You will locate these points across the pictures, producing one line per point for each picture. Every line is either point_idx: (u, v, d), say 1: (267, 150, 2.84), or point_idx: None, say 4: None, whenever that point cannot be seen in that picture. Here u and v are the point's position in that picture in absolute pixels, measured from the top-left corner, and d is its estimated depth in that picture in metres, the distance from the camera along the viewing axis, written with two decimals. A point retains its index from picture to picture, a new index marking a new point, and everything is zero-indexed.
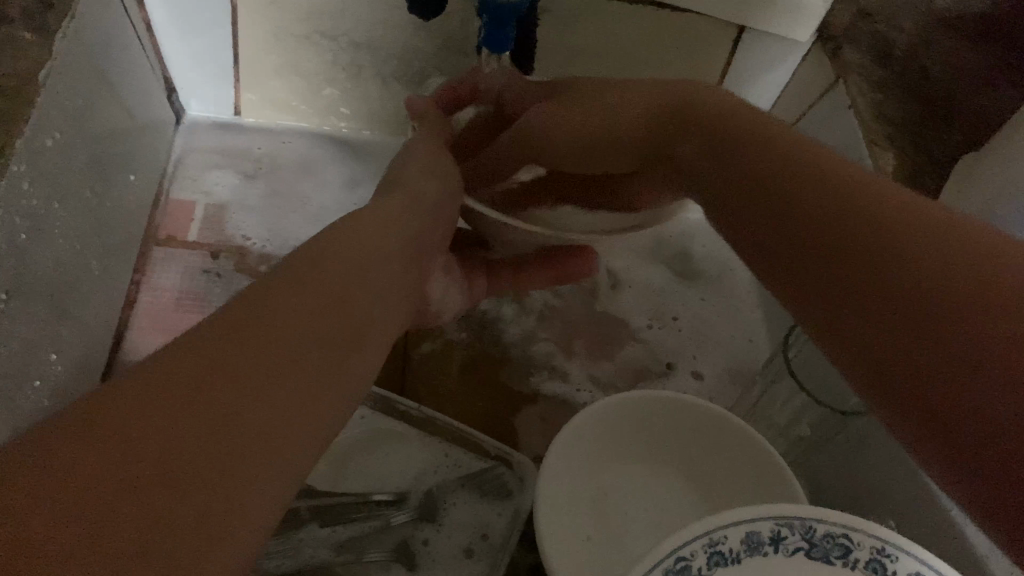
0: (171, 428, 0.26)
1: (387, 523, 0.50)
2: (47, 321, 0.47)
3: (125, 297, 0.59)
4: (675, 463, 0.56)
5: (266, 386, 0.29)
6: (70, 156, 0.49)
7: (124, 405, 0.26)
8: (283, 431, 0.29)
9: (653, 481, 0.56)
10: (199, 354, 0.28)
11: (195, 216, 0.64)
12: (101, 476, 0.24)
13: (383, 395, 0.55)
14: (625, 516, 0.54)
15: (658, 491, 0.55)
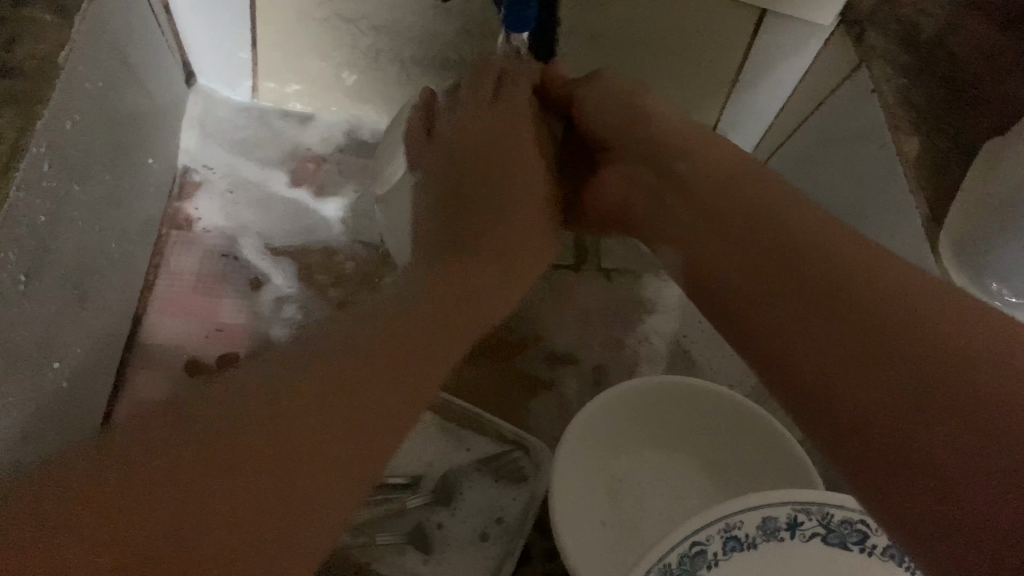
0: (255, 480, 0.28)
1: (403, 507, 0.50)
2: (67, 302, 0.47)
3: (144, 281, 0.60)
4: (690, 452, 0.56)
5: (300, 437, 0.30)
6: (92, 138, 0.49)
7: (185, 455, 0.27)
8: (323, 476, 0.30)
9: (667, 467, 0.56)
10: (262, 414, 0.30)
11: (209, 203, 0.64)
12: (136, 516, 0.25)
13: None
14: (639, 503, 0.54)
15: (672, 477, 0.55)
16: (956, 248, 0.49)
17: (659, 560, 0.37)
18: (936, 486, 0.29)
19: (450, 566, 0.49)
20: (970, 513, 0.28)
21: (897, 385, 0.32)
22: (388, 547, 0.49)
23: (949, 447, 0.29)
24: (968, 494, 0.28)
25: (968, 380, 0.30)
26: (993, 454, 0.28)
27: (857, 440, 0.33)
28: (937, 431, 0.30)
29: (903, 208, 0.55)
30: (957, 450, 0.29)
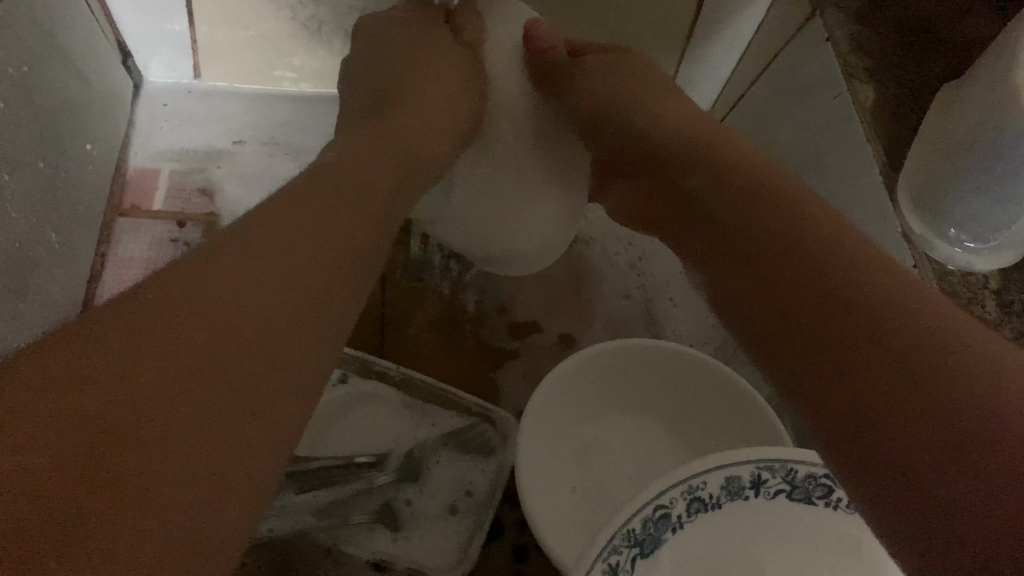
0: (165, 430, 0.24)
1: (370, 486, 0.49)
2: (6, 299, 0.46)
3: (91, 270, 0.58)
4: (658, 409, 0.55)
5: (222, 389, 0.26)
6: (21, 126, 0.47)
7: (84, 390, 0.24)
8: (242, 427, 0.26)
9: (635, 431, 0.56)
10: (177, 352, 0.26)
11: (158, 185, 0.63)
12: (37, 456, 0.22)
13: (357, 356, 0.53)
14: (607, 462, 0.55)
15: (640, 435, 0.56)
16: (914, 197, 0.49)
17: (624, 525, 0.36)
18: (877, 424, 0.25)
19: (421, 541, 0.49)
20: (920, 466, 0.24)
21: (846, 327, 0.28)
22: (356, 525, 0.48)
23: (890, 390, 0.26)
24: (903, 434, 0.25)
25: (887, 321, 0.27)
26: (934, 395, 0.25)
27: (804, 373, 0.29)
28: (878, 365, 0.26)
29: (857, 159, 0.55)
30: (894, 387, 0.26)
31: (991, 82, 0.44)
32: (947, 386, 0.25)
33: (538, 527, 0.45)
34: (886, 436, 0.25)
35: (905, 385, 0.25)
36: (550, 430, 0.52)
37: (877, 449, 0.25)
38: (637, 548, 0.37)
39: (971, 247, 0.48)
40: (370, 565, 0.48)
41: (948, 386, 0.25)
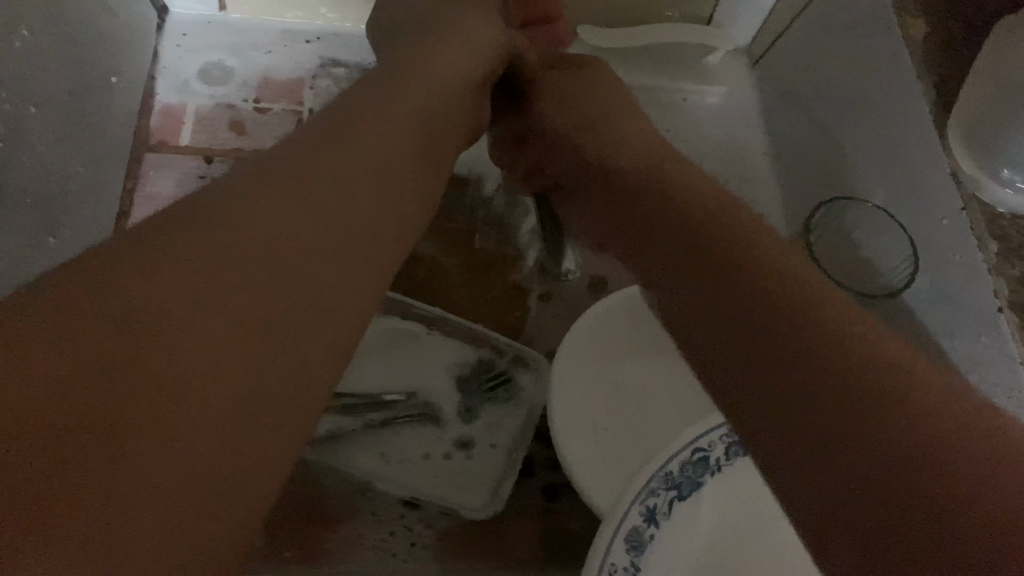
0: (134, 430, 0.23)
1: (395, 420, 0.49)
2: (32, 235, 0.44)
3: (121, 206, 0.54)
4: (654, 355, 0.54)
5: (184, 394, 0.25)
6: (54, 43, 0.46)
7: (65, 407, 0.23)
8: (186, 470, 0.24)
9: (655, 372, 0.54)
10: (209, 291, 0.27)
11: (186, 121, 0.59)
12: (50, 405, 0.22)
13: (386, 296, 0.53)
14: (653, 418, 0.52)
15: (692, 396, 0.53)
16: (969, 137, 0.51)
17: (661, 468, 0.36)
18: (815, 433, 0.27)
19: (454, 487, 0.48)
20: (790, 432, 0.27)
21: (707, 234, 0.36)
22: (375, 456, 0.48)
23: (896, 533, 0.23)
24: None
25: (751, 282, 0.33)
26: (808, 346, 0.29)
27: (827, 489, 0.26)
28: (767, 379, 0.29)
29: (899, 104, 0.56)
30: (855, 416, 0.26)
31: None
32: (858, 396, 0.27)
33: (585, 481, 0.45)
34: (820, 424, 0.27)
35: (910, 477, 0.24)
36: (580, 390, 0.50)
37: (784, 433, 0.28)
38: (675, 491, 0.37)
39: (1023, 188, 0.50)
40: (400, 502, 0.48)
41: (887, 414, 0.26)
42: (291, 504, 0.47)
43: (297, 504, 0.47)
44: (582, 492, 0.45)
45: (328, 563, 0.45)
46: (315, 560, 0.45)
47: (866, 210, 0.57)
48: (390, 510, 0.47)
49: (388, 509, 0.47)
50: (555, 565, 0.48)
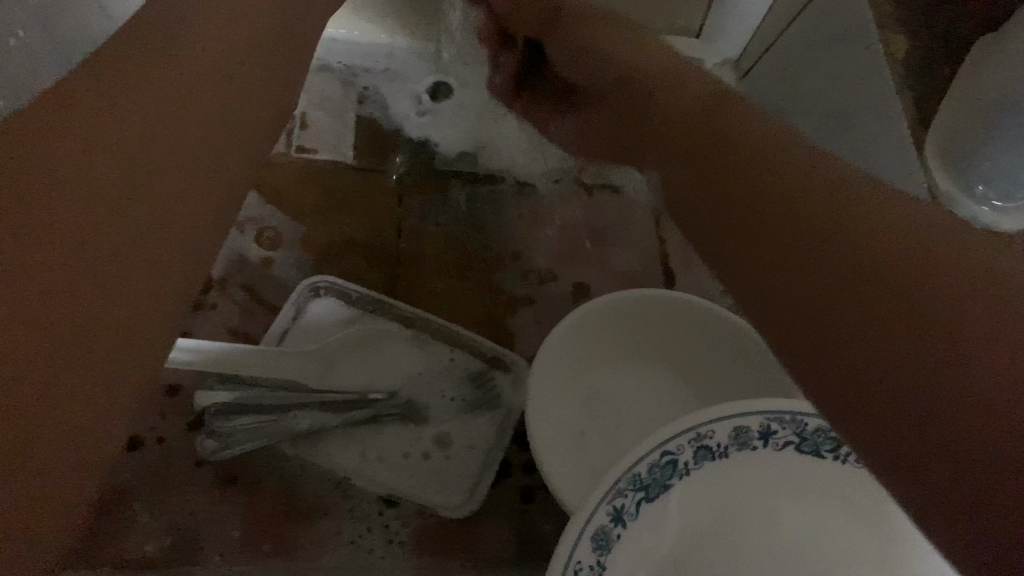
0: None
1: (376, 419, 0.49)
2: None
3: None
4: (639, 360, 0.56)
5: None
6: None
7: None
8: None
9: (640, 377, 0.55)
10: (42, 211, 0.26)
11: None
12: None
13: (368, 296, 0.54)
14: (631, 420, 0.54)
15: (669, 401, 0.55)
16: (944, 153, 0.51)
17: (627, 470, 0.37)
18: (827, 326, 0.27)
19: (433, 487, 0.49)
20: (839, 368, 0.25)
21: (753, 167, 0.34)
22: (355, 454, 0.49)
23: (916, 378, 0.23)
24: (968, 468, 0.21)
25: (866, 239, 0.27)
26: (833, 265, 0.28)
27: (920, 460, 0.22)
28: (862, 351, 0.25)
29: (881, 120, 0.57)
30: (901, 333, 0.24)
31: (1015, 46, 0.47)
32: (891, 294, 0.25)
33: (556, 484, 0.46)
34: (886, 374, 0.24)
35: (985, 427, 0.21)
36: (561, 392, 0.52)
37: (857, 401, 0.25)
38: (643, 493, 0.37)
39: (998, 206, 0.51)
40: (379, 499, 0.48)
41: (900, 295, 0.25)
42: (269, 499, 0.47)
43: (275, 501, 0.47)
44: (553, 491, 0.46)
45: (305, 556, 0.46)
46: (289, 555, 0.46)
47: None
48: (368, 507, 0.48)
49: (365, 507, 0.48)
50: (527, 566, 0.49)
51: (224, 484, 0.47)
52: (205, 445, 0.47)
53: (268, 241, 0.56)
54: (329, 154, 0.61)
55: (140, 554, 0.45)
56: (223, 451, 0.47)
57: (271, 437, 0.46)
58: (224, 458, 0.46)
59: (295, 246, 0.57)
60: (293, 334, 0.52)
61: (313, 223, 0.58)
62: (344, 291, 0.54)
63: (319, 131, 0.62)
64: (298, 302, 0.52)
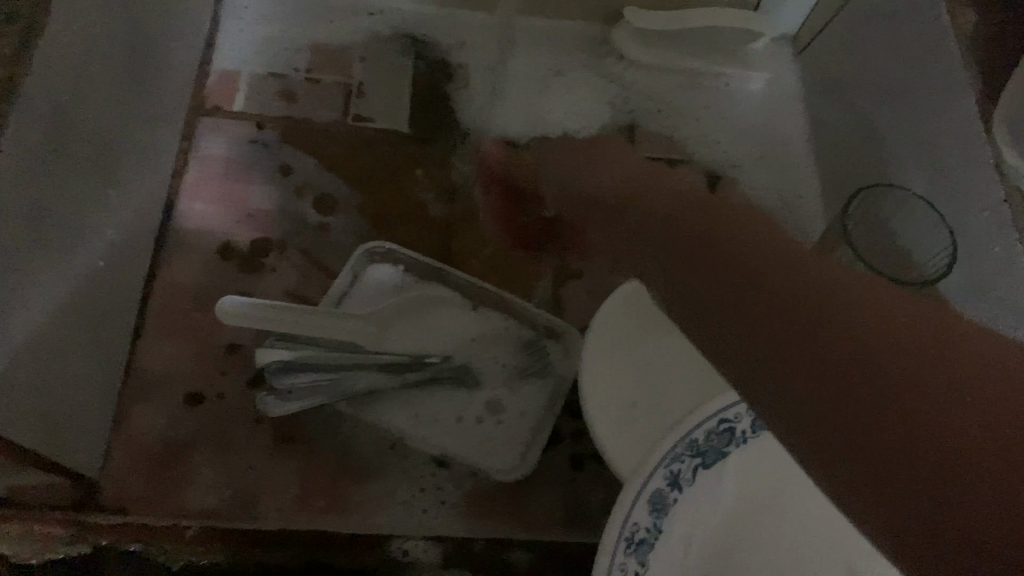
0: None
1: (430, 382, 0.50)
2: (94, 185, 0.46)
3: (174, 166, 0.56)
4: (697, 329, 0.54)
5: None
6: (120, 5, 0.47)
7: None
8: None
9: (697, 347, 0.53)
10: None
11: (239, 87, 0.60)
12: None
13: (422, 262, 0.54)
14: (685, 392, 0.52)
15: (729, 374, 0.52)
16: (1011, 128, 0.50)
17: (685, 435, 0.37)
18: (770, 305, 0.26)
19: (485, 450, 0.49)
20: (765, 345, 0.25)
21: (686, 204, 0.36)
22: (409, 415, 0.49)
23: (841, 379, 0.23)
24: (906, 467, 0.21)
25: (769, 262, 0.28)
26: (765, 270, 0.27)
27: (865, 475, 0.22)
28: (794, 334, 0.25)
29: (945, 93, 0.56)
30: (825, 330, 0.24)
31: None
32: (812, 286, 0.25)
33: (615, 458, 0.47)
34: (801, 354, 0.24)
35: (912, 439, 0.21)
36: (610, 360, 0.51)
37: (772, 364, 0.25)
38: (699, 459, 0.37)
39: None
40: (433, 460, 0.49)
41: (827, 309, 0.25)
42: (325, 457, 0.48)
43: (330, 459, 0.48)
44: (607, 459, 0.47)
45: (359, 513, 0.47)
46: (342, 511, 0.47)
47: (902, 199, 0.55)
48: (421, 468, 0.49)
49: (417, 468, 0.49)
50: (574, 531, 0.49)
51: (281, 440, 0.48)
52: (263, 402, 0.48)
53: (327, 207, 0.57)
54: (385, 123, 0.62)
55: (200, 506, 0.46)
56: (283, 408, 0.47)
57: (330, 395, 0.47)
58: (282, 414, 0.47)
59: (353, 213, 0.57)
60: (352, 298, 0.53)
61: (368, 190, 0.59)
62: (398, 256, 0.54)
63: (374, 100, 0.62)
64: (355, 267, 0.53)
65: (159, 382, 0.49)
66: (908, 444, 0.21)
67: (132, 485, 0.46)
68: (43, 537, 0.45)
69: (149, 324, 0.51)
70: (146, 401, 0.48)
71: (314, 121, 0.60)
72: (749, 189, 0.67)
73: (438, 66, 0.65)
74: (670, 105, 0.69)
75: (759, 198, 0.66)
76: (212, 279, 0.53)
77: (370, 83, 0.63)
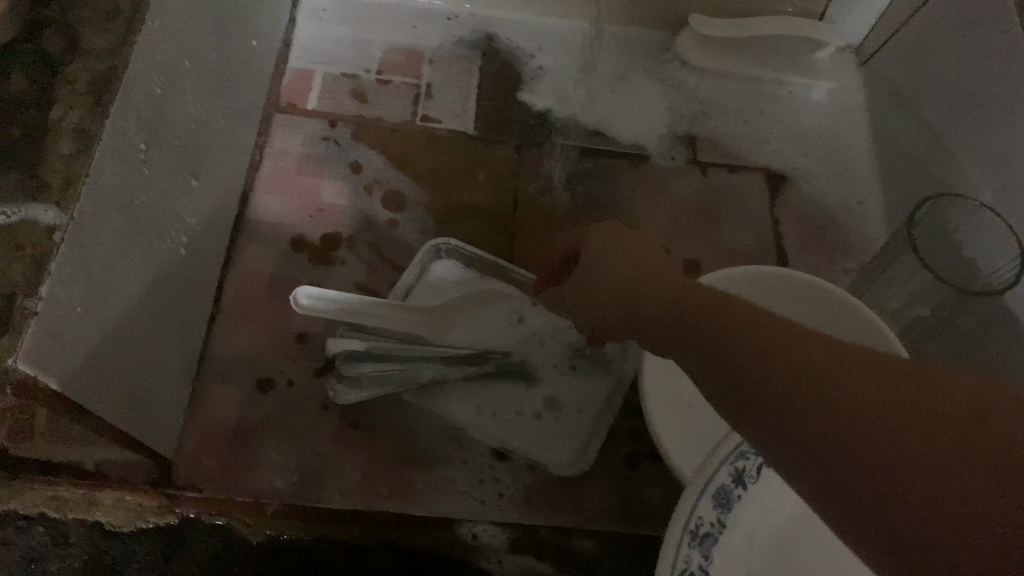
0: None
1: (492, 375, 0.51)
2: (180, 174, 0.48)
3: (251, 159, 0.58)
4: None
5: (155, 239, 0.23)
6: (209, 3, 0.50)
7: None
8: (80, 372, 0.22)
9: None
10: None
11: (314, 86, 0.63)
12: None
13: (486, 259, 0.56)
14: None
15: None
16: None
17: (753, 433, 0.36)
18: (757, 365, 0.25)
19: (543, 444, 0.50)
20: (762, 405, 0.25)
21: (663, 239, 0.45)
22: (471, 407, 0.50)
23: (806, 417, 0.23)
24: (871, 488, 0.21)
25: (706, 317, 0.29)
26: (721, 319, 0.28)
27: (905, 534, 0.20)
28: (779, 380, 0.24)
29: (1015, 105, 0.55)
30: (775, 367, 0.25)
31: None
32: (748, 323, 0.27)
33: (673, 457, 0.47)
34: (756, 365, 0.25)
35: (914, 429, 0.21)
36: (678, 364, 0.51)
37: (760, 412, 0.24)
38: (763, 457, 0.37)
39: None
40: (490, 451, 0.50)
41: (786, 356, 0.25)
42: (388, 443, 0.50)
43: (392, 446, 0.50)
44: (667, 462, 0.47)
45: (419, 500, 0.48)
46: (403, 497, 0.48)
47: (970, 208, 0.54)
48: (480, 459, 0.50)
49: (476, 459, 0.50)
50: (628, 529, 0.49)
51: (347, 425, 0.50)
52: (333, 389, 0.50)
53: (394, 203, 0.59)
54: (452, 123, 0.63)
55: (268, 487, 0.48)
56: (348, 396, 0.49)
57: (395, 385, 0.49)
58: (350, 401, 0.49)
59: (418, 209, 0.59)
60: (418, 292, 0.54)
61: (434, 188, 0.60)
62: (464, 253, 0.56)
63: (442, 100, 0.64)
64: (423, 261, 0.55)
65: (232, 365, 0.51)
66: (892, 438, 0.21)
67: (205, 463, 0.48)
68: (137, 511, 0.48)
69: (224, 310, 0.53)
70: (220, 383, 0.50)
71: (384, 120, 0.62)
72: (811, 197, 0.66)
73: (504, 70, 0.67)
74: (732, 112, 0.69)
75: (820, 206, 0.66)
76: (285, 269, 0.55)
77: (438, 84, 0.65)
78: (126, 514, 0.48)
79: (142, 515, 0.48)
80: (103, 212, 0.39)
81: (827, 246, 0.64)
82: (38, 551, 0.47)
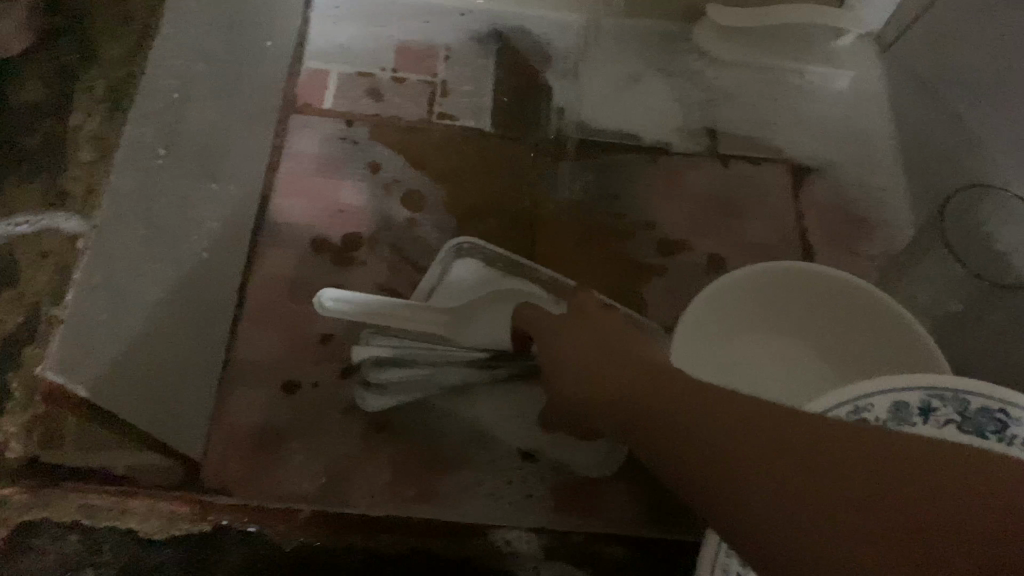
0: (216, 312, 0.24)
1: (514, 376, 0.50)
2: (199, 179, 0.47)
3: (269, 161, 0.58)
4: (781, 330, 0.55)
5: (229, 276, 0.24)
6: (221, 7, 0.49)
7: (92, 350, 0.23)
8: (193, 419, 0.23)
9: (779, 348, 0.55)
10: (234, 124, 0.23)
11: (329, 86, 0.62)
12: None
13: (506, 256, 0.55)
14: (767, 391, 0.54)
15: (810, 377, 0.55)
16: None
17: None
18: (739, 461, 0.24)
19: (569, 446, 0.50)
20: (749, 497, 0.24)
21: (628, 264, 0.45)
22: (495, 410, 0.50)
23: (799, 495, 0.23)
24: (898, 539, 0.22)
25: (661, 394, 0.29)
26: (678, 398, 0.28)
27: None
28: (768, 458, 0.24)
29: None
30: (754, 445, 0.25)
31: None
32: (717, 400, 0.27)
33: None
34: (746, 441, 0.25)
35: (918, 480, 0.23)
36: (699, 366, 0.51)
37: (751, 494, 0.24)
38: None
39: None
40: (518, 453, 0.50)
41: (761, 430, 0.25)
42: (415, 446, 0.49)
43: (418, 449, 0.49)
44: None
45: (447, 504, 0.48)
46: (432, 501, 0.48)
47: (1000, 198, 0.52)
48: (507, 461, 0.49)
49: (503, 461, 0.49)
50: (657, 530, 0.49)
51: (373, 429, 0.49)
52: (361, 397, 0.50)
53: (413, 203, 0.58)
54: (469, 121, 0.63)
55: (297, 490, 0.47)
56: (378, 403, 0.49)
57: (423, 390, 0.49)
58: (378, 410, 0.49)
59: (438, 209, 0.58)
60: (438, 291, 0.53)
61: (453, 186, 0.60)
62: (483, 251, 0.55)
63: (458, 98, 0.63)
64: (443, 260, 0.54)
65: (256, 370, 0.51)
66: (905, 498, 0.22)
67: (232, 468, 0.48)
68: (168, 519, 0.47)
69: (246, 314, 0.53)
70: (244, 388, 0.50)
71: (400, 119, 0.62)
72: (834, 188, 0.65)
73: (520, 66, 0.66)
74: (752, 102, 0.68)
75: (844, 197, 0.65)
76: (305, 272, 0.54)
77: (454, 81, 0.64)
78: (160, 521, 0.47)
79: (173, 524, 0.47)
80: (123, 221, 0.39)
81: (852, 237, 0.63)
82: (72, 560, 0.45)
